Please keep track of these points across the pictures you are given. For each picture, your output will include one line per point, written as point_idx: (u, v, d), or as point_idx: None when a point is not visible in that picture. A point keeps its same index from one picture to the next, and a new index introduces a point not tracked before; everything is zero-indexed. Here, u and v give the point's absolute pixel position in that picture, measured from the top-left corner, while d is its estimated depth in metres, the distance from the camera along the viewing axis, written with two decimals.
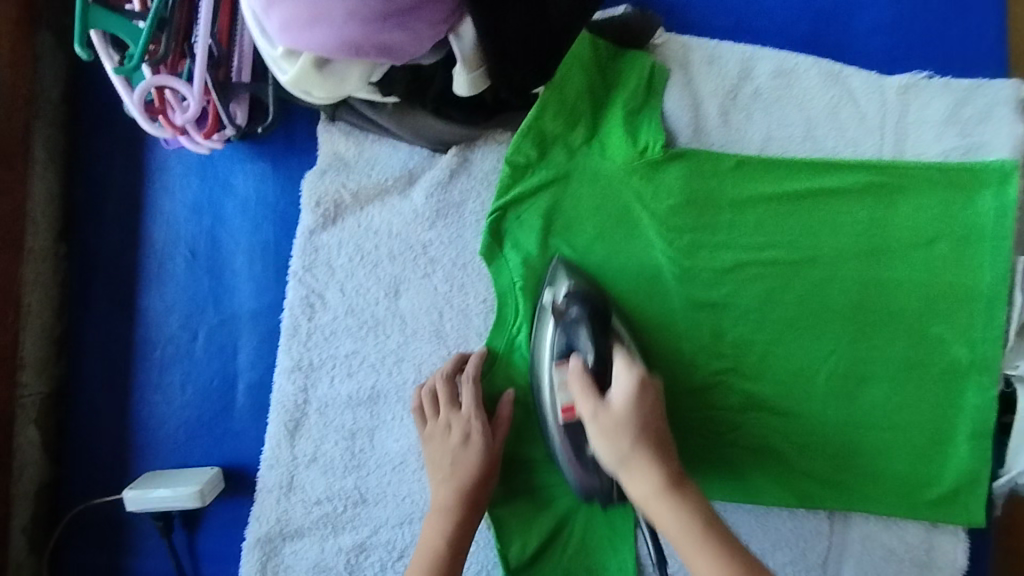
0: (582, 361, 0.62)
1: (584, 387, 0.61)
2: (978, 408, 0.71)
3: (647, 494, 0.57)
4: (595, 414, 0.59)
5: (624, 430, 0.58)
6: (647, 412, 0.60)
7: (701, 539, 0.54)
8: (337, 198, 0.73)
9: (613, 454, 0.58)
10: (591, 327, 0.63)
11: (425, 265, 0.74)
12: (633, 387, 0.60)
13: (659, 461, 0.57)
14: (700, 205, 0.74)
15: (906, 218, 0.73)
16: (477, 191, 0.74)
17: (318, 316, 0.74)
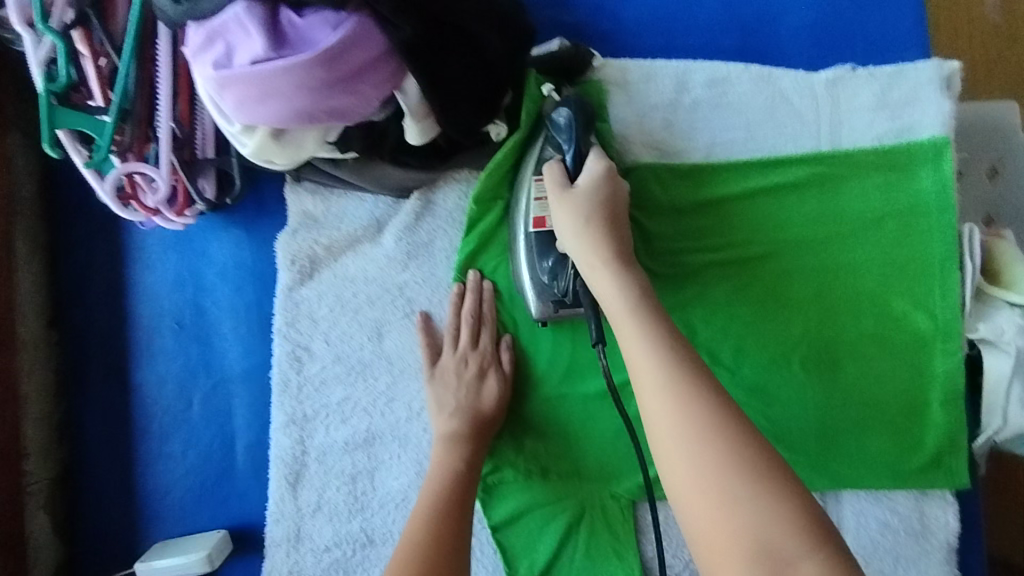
0: (559, 159, 0.67)
1: (553, 173, 0.66)
2: (947, 373, 0.74)
3: (589, 245, 0.61)
4: (559, 192, 0.64)
5: (585, 202, 0.63)
6: (612, 194, 0.64)
7: (642, 319, 0.56)
8: (311, 253, 0.76)
9: (567, 220, 0.63)
10: (572, 118, 0.67)
11: (403, 305, 0.77)
12: (600, 173, 0.65)
13: (612, 242, 0.61)
14: (657, 215, 0.77)
15: (853, 204, 0.76)
16: (444, 230, 0.77)
17: (306, 368, 0.76)
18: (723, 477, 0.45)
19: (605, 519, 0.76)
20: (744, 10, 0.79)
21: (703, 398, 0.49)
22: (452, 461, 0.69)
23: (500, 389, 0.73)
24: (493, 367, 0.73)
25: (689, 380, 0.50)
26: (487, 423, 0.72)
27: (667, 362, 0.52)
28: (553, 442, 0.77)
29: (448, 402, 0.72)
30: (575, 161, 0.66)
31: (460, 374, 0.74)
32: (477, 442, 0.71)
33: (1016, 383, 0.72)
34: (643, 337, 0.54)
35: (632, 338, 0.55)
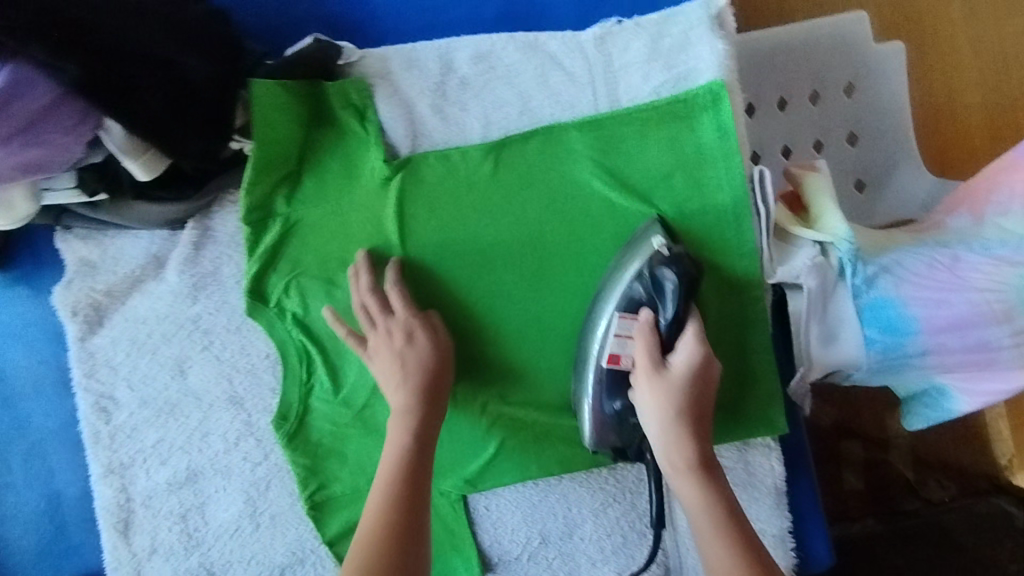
0: (653, 312, 0.64)
1: (648, 345, 0.63)
2: (752, 323, 0.74)
3: (678, 464, 0.62)
4: (652, 379, 0.63)
5: (678, 394, 0.62)
6: (701, 386, 0.63)
7: (694, 481, 0.61)
8: (93, 301, 0.74)
9: (670, 463, 0.62)
10: (680, 286, 0.63)
11: (201, 339, 0.75)
12: (694, 361, 0.63)
13: (694, 440, 0.62)
14: (445, 208, 0.74)
15: (643, 167, 0.74)
16: (228, 255, 0.74)
17: (114, 417, 0.75)
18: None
19: (438, 516, 0.77)
20: None
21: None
22: (406, 434, 0.66)
23: (433, 347, 0.70)
24: (421, 334, 0.70)
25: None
26: (440, 375, 0.69)
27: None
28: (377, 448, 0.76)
29: (391, 374, 0.68)
30: (672, 325, 0.64)
31: (390, 348, 0.69)
32: (431, 402, 0.68)
33: (811, 324, 0.71)
34: (728, 550, 0.58)
35: (709, 542, 0.59)
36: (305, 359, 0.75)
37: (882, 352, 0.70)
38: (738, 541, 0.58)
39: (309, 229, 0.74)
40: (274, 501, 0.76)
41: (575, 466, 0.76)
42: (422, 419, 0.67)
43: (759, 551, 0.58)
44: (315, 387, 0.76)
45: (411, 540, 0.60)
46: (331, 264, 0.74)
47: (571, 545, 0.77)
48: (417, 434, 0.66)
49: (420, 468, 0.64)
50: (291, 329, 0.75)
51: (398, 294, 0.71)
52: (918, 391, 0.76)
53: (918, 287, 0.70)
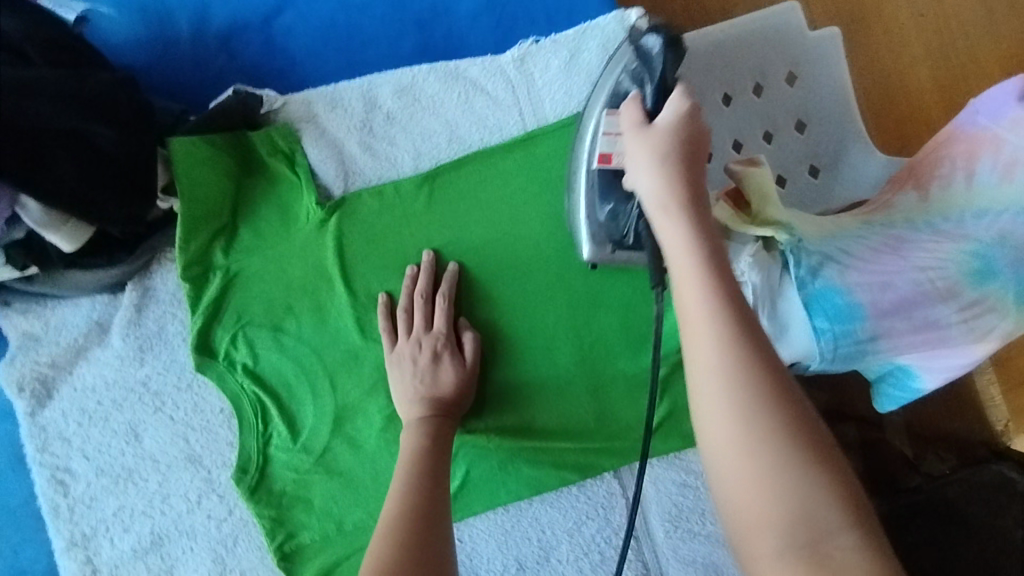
0: (640, 94, 0.62)
1: (633, 117, 0.59)
2: None
3: (660, 201, 0.53)
4: (635, 129, 0.58)
5: (661, 141, 0.55)
6: (693, 167, 0.55)
7: (682, 215, 0.52)
8: (39, 374, 0.73)
9: (636, 146, 0.56)
10: (663, 46, 0.63)
11: (152, 401, 0.74)
12: (679, 113, 0.56)
13: (679, 176, 0.53)
14: (385, 241, 0.74)
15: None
16: (171, 313, 0.74)
17: (72, 489, 0.74)
18: (774, 477, 0.43)
19: None
20: (417, 9, 0.76)
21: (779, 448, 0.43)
22: (418, 436, 0.67)
23: (456, 373, 0.71)
24: (442, 345, 0.71)
25: (782, 453, 0.43)
26: (450, 388, 0.70)
27: (748, 406, 0.44)
28: (342, 489, 0.75)
29: (412, 389, 0.70)
30: (657, 100, 0.61)
31: (416, 360, 0.71)
32: (442, 415, 0.69)
33: (762, 322, 0.71)
34: (728, 396, 0.45)
35: (715, 424, 0.45)
36: (261, 409, 0.75)
37: (832, 341, 0.69)
38: (748, 372, 0.45)
39: (249, 277, 0.74)
40: (243, 557, 0.75)
41: (545, 486, 0.76)
42: (436, 427, 0.68)
43: (811, 441, 0.44)
44: (272, 437, 0.75)
45: (435, 512, 0.59)
46: (277, 310, 0.74)
47: (549, 568, 0.76)
48: (430, 440, 0.67)
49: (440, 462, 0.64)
50: (243, 381, 0.74)
51: (444, 295, 0.72)
52: (883, 374, 0.76)
53: (859, 274, 0.70)
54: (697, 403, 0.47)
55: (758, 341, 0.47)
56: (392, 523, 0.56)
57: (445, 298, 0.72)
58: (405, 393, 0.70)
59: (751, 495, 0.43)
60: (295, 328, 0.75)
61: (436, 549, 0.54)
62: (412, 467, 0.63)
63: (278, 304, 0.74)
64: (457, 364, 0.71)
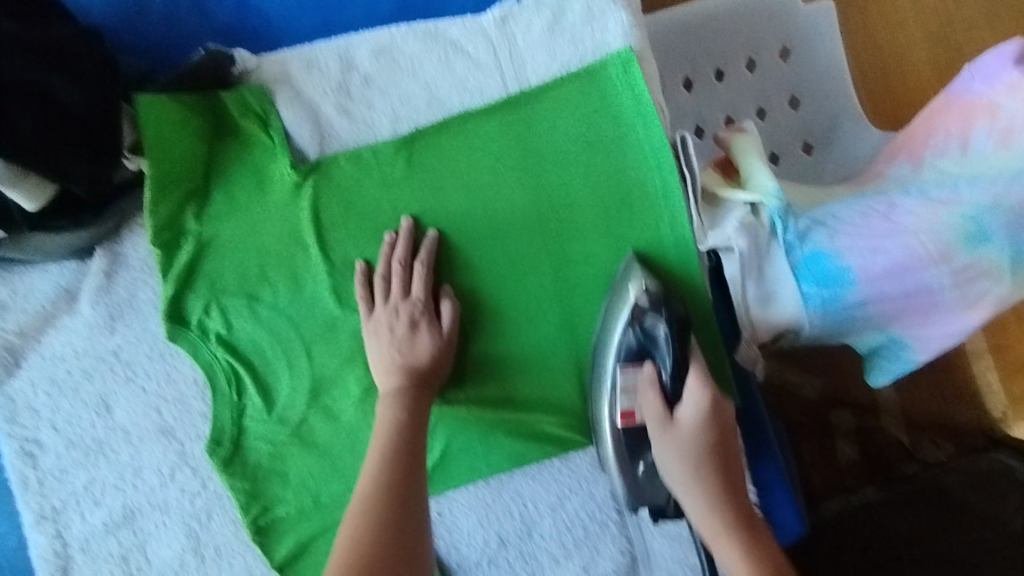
0: (656, 368, 0.63)
1: (655, 405, 0.63)
2: (689, 292, 0.71)
3: (680, 477, 0.61)
4: (660, 427, 0.62)
5: (689, 446, 0.61)
6: (718, 433, 0.61)
7: (702, 474, 0.60)
8: (8, 343, 0.71)
9: (672, 456, 0.61)
10: (671, 331, 0.63)
11: (123, 371, 0.72)
12: (704, 410, 0.61)
13: (715, 474, 0.60)
14: (362, 207, 0.72)
15: (559, 144, 0.72)
16: (142, 280, 0.72)
17: (42, 461, 0.73)
18: None
19: None
20: None
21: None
22: (394, 408, 0.65)
23: (433, 342, 0.68)
24: (424, 316, 0.69)
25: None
26: (428, 354, 0.68)
27: None
28: (318, 461, 0.73)
29: (391, 353, 0.68)
30: (675, 377, 0.63)
31: (393, 328, 0.68)
32: (418, 385, 0.67)
33: (748, 284, 0.69)
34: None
35: None
36: (235, 377, 0.73)
37: (821, 307, 0.67)
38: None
39: (221, 244, 0.72)
40: (217, 532, 0.73)
41: (526, 459, 0.73)
42: (415, 395, 0.66)
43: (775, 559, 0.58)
44: (246, 408, 0.73)
45: (412, 489, 0.59)
46: (251, 278, 0.73)
47: (532, 544, 0.74)
48: (406, 412, 0.65)
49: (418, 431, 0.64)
50: (216, 351, 0.72)
51: (422, 259, 0.70)
52: (878, 345, 0.74)
53: (850, 238, 0.68)
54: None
55: (761, 544, 0.59)
56: (366, 504, 0.57)
57: (422, 262, 0.70)
58: (384, 360, 0.68)
59: None
60: (269, 296, 0.73)
61: (410, 531, 0.56)
62: (389, 440, 0.63)
63: (251, 272, 0.72)
64: (432, 327, 0.69)
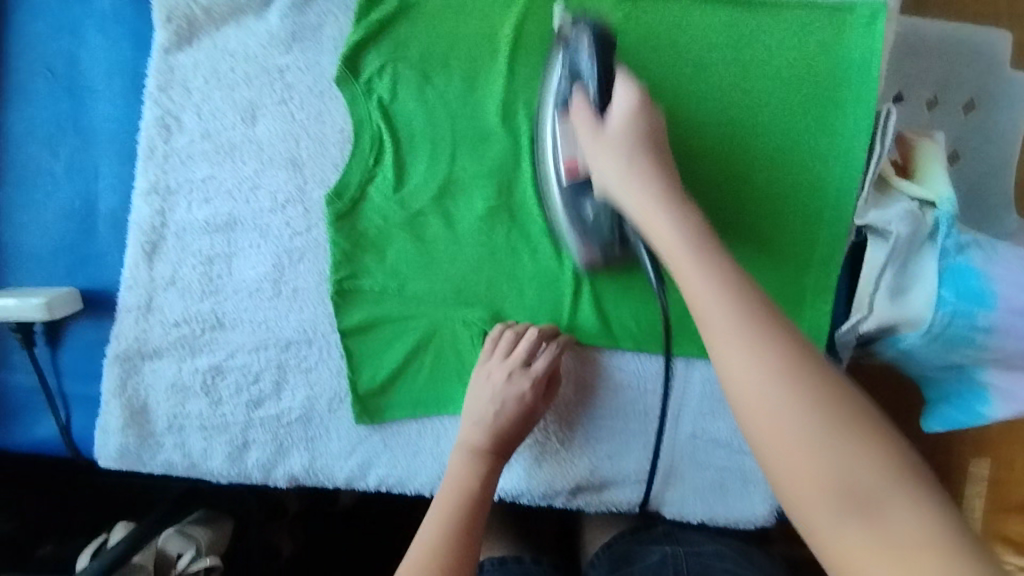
0: (583, 92, 0.65)
1: (585, 110, 0.64)
2: (824, 258, 0.72)
3: (642, 200, 0.58)
4: (593, 133, 0.62)
5: (623, 139, 0.61)
6: (648, 128, 0.62)
7: (691, 254, 0.53)
8: (189, 14, 0.72)
9: (615, 162, 0.61)
10: (593, 42, 0.65)
11: (280, 91, 0.73)
12: (629, 106, 0.63)
13: (659, 173, 0.60)
14: (562, 37, 0.72)
15: (766, 83, 0.71)
16: (335, 15, 0.72)
17: (174, 139, 0.74)
18: (799, 394, 0.44)
19: (454, 344, 0.76)
20: None
21: (814, 383, 0.44)
22: (469, 476, 0.69)
23: (524, 427, 0.71)
24: (517, 368, 0.70)
25: (803, 366, 0.45)
26: (510, 432, 0.70)
27: (778, 368, 0.45)
28: (416, 255, 0.75)
29: (482, 412, 0.70)
30: (602, 91, 0.64)
31: (498, 390, 0.70)
32: (499, 454, 0.70)
33: (886, 271, 0.69)
34: (758, 361, 0.45)
35: (759, 407, 0.44)
36: (380, 142, 0.74)
37: (952, 314, 0.67)
38: (804, 393, 0.44)
39: (421, 15, 0.72)
40: (301, 275, 0.75)
41: (603, 341, 0.75)
42: (484, 470, 0.69)
43: (804, 349, 0.46)
44: (377, 176, 0.74)
45: (470, 543, 0.64)
46: (431, 59, 0.73)
47: (572, 415, 0.76)
48: (481, 484, 0.68)
49: (480, 506, 0.67)
50: (373, 111, 0.73)
51: (536, 340, 0.71)
52: (951, 391, 0.74)
53: (1005, 268, 0.68)
54: (776, 472, 0.43)
55: (762, 299, 0.49)
56: (434, 538, 0.64)
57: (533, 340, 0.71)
58: (475, 411, 0.71)
59: (767, 402, 0.44)
60: (441, 84, 0.73)
61: None
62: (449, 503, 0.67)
63: (432, 56, 0.72)
64: (523, 418, 0.70)
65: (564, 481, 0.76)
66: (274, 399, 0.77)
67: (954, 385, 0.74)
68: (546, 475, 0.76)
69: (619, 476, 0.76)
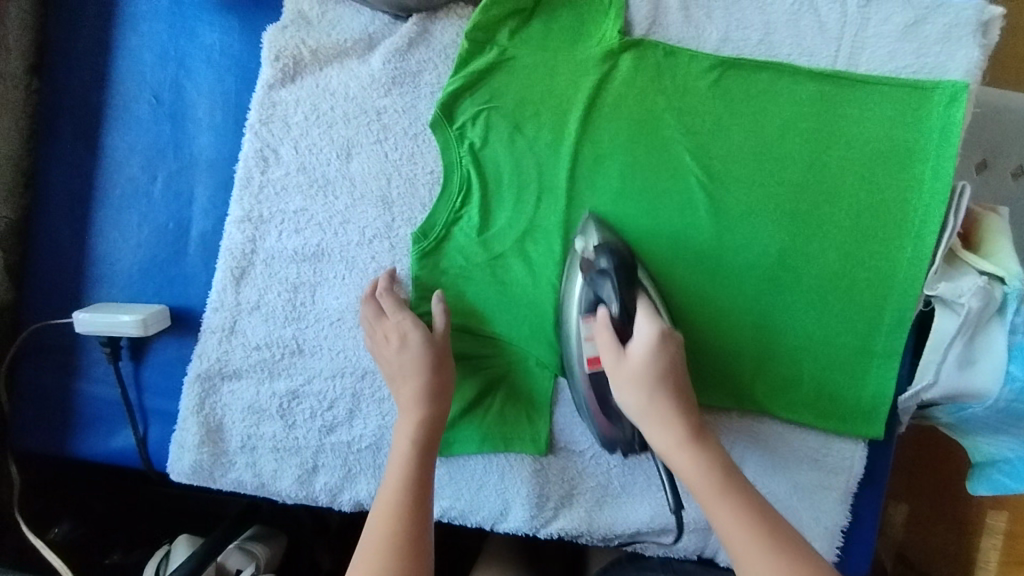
0: (608, 310, 0.65)
1: (607, 337, 0.64)
2: (894, 325, 0.74)
3: (670, 443, 0.61)
4: (614, 364, 0.63)
5: (643, 380, 0.62)
6: (668, 367, 0.63)
7: (696, 453, 0.60)
8: (296, 53, 0.75)
9: (636, 402, 0.62)
10: (617, 277, 0.66)
11: (376, 131, 0.76)
12: (653, 341, 0.62)
13: (682, 414, 0.61)
14: (653, 95, 0.74)
15: (831, 212, 0.74)
16: (435, 63, 0.76)
17: (270, 170, 0.77)
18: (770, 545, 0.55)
19: (526, 385, 0.78)
20: None
21: (789, 547, 0.55)
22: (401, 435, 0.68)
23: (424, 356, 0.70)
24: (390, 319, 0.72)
25: (772, 543, 0.55)
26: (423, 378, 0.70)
27: (759, 532, 0.56)
28: (494, 296, 0.77)
29: (390, 371, 0.71)
30: (623, 312, 0.65)
31: (386, 344, 0.71)
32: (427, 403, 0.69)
33: (956, 344, 0.71)
34: (747, 532, 0.56)
35: (750, 560, 0.55)
36: (468, 188, 0.76)
37: (1017, 392, 0.69)
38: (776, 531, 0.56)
39: (517, 69, 0.75)
40: None
41: None
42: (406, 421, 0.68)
43: (769, 515, 0.57)
44: (462, 219, 0.77)
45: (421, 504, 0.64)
46: (524, 110, 0.75)
47: (635, 460, 0.77)
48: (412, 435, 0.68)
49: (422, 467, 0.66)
50: (464, 156, 0.76)
51: (441, 303, 0.73)
52: (997, 456, 0.74)
53: None
54: (738, 558, 0.56)
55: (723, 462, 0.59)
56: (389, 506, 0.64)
57: (441, 301, 0.73)
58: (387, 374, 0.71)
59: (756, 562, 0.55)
60: (531, 134, 0.75)
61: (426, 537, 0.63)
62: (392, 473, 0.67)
63: (524, 108, 0.75)
64: (424, 358, 0.70)
65: (624, 525, 0.77)
66: (346, 426, 0.78)
67: (1002, 451, 0.74)
68: (609, 517, 0.77)
69: (679, 524, 0.77)
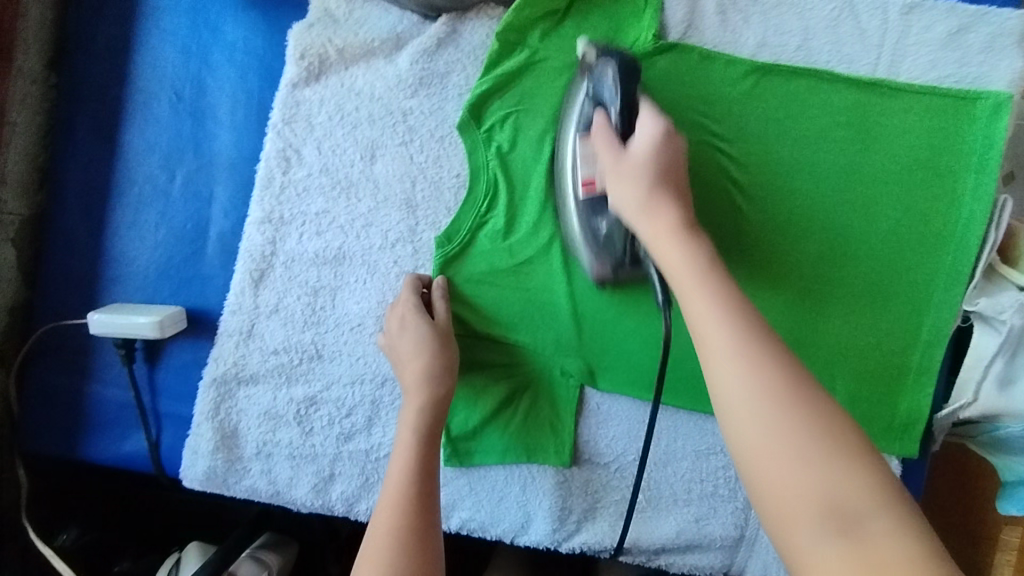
0: (605, 116, 0.62)
1: (606, 139, 0.61)
2: (930, 341, 0.72)
3: (660, 228, 0.55)
4: (613, 159, 0.60)
5: (639, 165, 0.58)
6: (670, 157, 0.59)
7: (718, 294, 0.49)
8: (322, 52, 0.73)
9: (633, 197, 0.57)
10: (617, 69, 0.62)
11: (402, 133, 0.74)
12: (654, 134, 0.60)
13: (676, 204, 0.56)
14: (687, 100, 0.72)
15: (867, 224, 0.72)
16: (463, 64, 0.74)
17: (293, 171, 0.75)
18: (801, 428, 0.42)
19: (550, 393, 0.76)
20: None
21: (841, 436, 0.42)
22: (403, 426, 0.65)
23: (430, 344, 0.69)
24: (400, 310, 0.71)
25: (819, 416, 0.43)
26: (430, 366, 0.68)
27: (792, 411, 0.43)
28: (519, 302, 0.74)
29: (400, 359, 0.69)
30: (624, 118, 0.61)
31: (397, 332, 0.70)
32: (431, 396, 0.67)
33: (997, 360, 0.68)
34: (768, 396, 0.44)
35: (750, 426, 0.43)
36: (494, 190, 0.74)
37: None
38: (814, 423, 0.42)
39: (547, 70, 0.73)
40: None
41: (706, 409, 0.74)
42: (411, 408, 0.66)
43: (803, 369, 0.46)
44: (486, 223, 0.74)
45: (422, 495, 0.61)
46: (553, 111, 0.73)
47: (661, 474, 0.75)
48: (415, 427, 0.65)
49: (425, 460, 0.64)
50: (490, 159, 0.73)
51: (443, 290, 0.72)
52: None
53: None
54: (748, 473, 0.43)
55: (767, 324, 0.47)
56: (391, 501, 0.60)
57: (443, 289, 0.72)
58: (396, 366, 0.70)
59: (768, 435, 0.43)
60: None
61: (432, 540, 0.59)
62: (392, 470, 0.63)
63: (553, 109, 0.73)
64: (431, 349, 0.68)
65: (648, 540, 0.75)
66: (364, 433, 0.76)
67: None
68: (635, 532, 0.75)
69: (706, 539, 0.75)
